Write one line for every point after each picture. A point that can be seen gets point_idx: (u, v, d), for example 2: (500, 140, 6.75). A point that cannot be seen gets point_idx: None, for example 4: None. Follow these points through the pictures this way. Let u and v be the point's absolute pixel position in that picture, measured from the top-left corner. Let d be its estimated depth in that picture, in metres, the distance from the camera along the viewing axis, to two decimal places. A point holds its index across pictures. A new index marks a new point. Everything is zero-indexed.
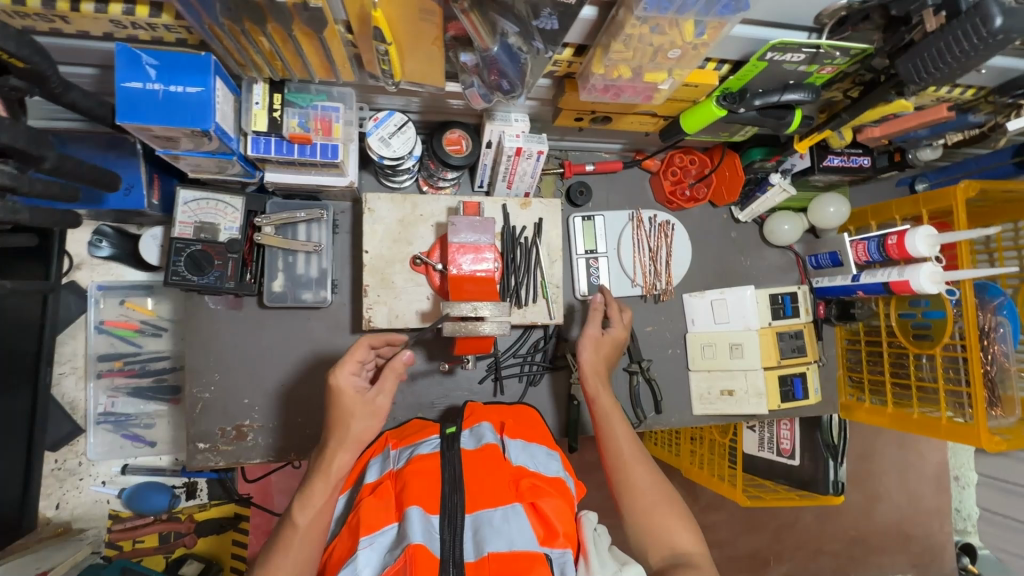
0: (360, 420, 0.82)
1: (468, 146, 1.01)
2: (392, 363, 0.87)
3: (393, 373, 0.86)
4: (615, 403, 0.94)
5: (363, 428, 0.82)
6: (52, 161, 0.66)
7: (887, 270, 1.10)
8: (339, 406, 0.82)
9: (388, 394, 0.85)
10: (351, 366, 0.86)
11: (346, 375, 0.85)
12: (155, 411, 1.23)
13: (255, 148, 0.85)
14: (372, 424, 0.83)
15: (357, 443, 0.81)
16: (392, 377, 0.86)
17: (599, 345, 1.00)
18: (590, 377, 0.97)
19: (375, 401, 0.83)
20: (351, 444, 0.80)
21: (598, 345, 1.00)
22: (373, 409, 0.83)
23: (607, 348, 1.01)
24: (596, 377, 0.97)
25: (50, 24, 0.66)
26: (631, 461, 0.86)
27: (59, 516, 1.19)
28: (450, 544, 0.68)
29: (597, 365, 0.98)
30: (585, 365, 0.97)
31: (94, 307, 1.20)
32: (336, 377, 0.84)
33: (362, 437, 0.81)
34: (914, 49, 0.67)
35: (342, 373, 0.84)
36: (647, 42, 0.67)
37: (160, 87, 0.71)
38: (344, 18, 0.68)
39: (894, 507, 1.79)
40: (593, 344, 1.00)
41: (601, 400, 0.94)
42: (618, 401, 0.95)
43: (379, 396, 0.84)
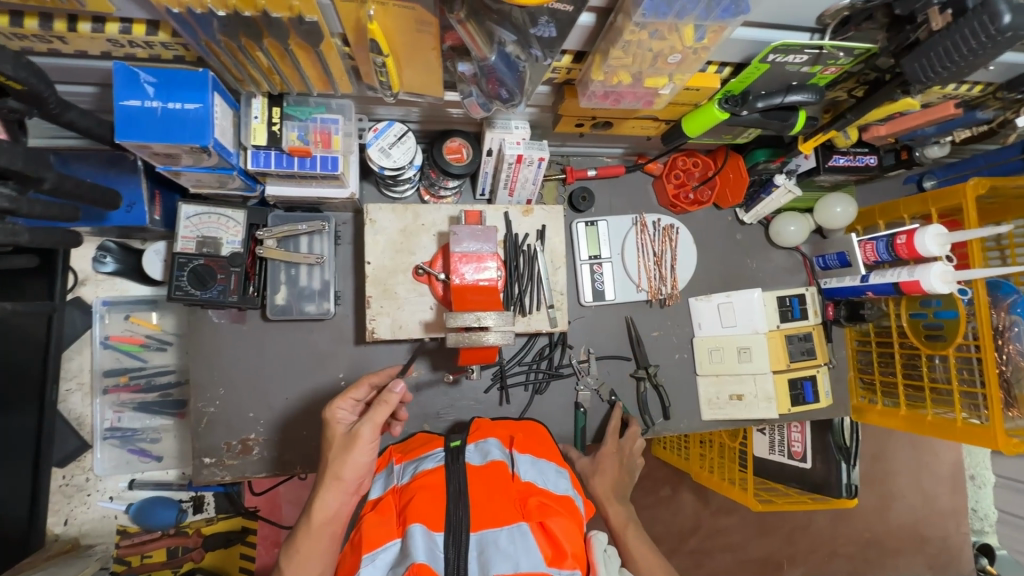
0: (336, 453, 0.76)
1: (468, 155, 1.00)
2: (384, 394, 0.77)
3: (382, 404, 0.76)
4: (626, 517, 0.98)
5: (348, 467, 0.75)
6: (52, 182, 0.66)
7: (896, 270, 1.09)
8: (330, 440, 0.80)
9: (369, 426, 0.75)
10: (344, 401, 0.83)
11: (340, 409, 0.83)
12: (160, 426, 1.22)
13: (255, 163, 0.84)
14: (347, 459, 0.75)
15: (333, 479, 0.75)
16: (381, 409, 0.76)
17: (601, 468, 1.04)
18: (603, 501, 1.01)
19: (359, 433, 0.75)
20: (328, 480, 0.75)
21: (598, 468, 1.05)
22: (350, 442, 0.75)
23: (607, 467, 1.05)
24: (609, 499, 1.00)
25: (48, 44, 0.66)
26: (648, 567, 0.89)
27: (67, 533, 1.19)
28: (455, 564, 0.68)
29: (602, 485, 1.02)
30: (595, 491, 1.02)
31: (99, 322, 1.20)
32: (330, 411, 0.82)
33: (338, 474, 0.75)
34: (919, 49, 0.66)
35: (331, 406, 0.82)
36: (646, 48, 0.66)
37: (158, 104, 0.71)
38: (341, 31, 0.68)
39: (909, 509, 1.76)
40: (595, 468, 1.04)
41: (613, 519, 0.98)
42: (629, 514, 0.98)
43: (359, 426, 0.76)
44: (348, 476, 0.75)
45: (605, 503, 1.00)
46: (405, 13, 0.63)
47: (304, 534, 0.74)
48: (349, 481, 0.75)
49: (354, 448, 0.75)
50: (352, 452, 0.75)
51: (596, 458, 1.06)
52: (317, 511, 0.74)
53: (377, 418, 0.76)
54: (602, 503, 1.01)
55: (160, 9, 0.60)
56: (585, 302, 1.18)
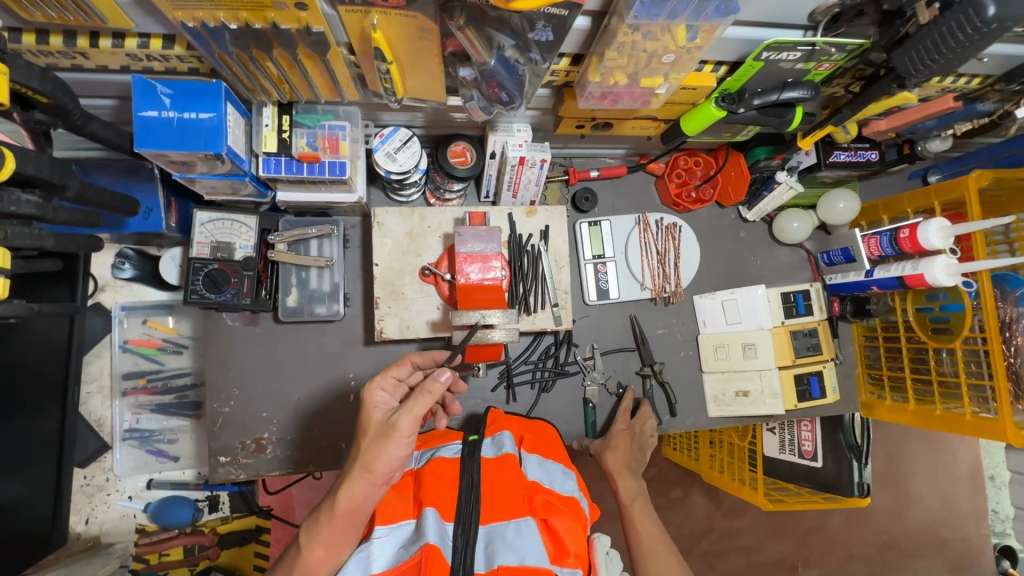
0: (372, 441, 0.75)
1: (471, 158, 1.03)
2: (426, 385, 0.74)
3: (424, 396, 0.74)
4: (637, 493, 1.01)
5: (380, 457, 0.73)
6: (75, 190, 0.70)
7: (901, 264, 1.09)
8: (366, 423, 0.80)
9: (409, 418, 0.74)
10: (383, 381, 0.84)
11: (378, 392, 0.83)
12: (177, 426, 1.27)
13: (266, 169, 0.87)
14: (382, 450, 0.73)
15: (365, 470, 0.73)
16: (422, 400, 0.74)
17: (614, 445, 1.07)
18: (615, 476, 1.04)
19: (397, 424, 0.74)
20: (358, 470, 0.74)
21: (616, 442, 1.08)
22: (388, 432, 0.74)
23: (623, 441, 1.09)
24: (621, 473, 1.04)
25: (71, 60, 0.70)
26: (653, 546, 0.91)
27: (88, 531, 1.23)
28: (463, 552, 0.69)
29: (615, 461, 1.05)
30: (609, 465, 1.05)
31: (118, 326, 1.24)
32: (368, 393, 0.83)
33: (370, 464, 0.73)
34: (909, 43, 0.67)
35: (371, 388, 0.83)
36: (640, 49, 0.68)
37: (174, 114, 0.74)
38: (346, 41, 0.71)
39: (927, 510, 1.73)
40: (608, 445, 1.08)
41: (623, 494, 1.01)
42: (642, 490, 1.02)
43: (398, 417, 0.74)
44: (380, 468, 0.73)
45: (618, 477, 1.04)
46: (407, 22, 0.65)
47: (326, 519, 0.75)
48: (380, 473, 0.74)
49: (391, 439, 0.74)
50: (387, 444, 0.74)
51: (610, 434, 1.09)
52: (344, 496, 0.74)
53: (418, 410, 0.74)
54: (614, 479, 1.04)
55: (175, 23, 0.63)
56: (589, 301, 1.20)
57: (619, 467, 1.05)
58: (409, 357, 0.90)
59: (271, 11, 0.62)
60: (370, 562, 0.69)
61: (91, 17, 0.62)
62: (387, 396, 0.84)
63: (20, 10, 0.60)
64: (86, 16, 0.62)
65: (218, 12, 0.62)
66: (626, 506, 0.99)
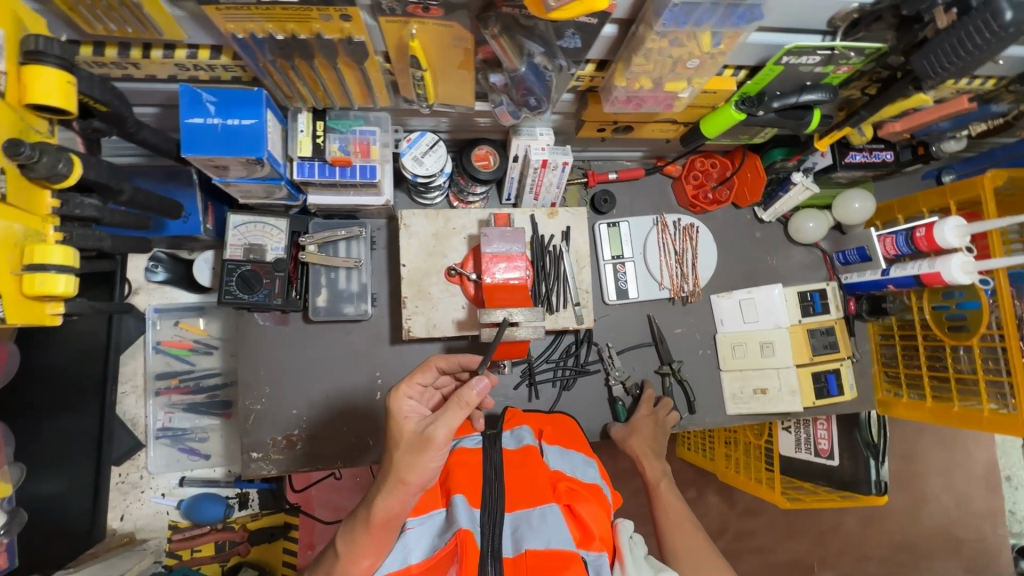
0: (405, 454, 0.72)
1: (495, 162, 1.06)
2: (461, 394, 0.72)
3: (460, 406, 0.72)
4: (662, 476, 1.06)
5: (413, 468, 0.71)
6: (128, 194, 0.74)
7: (917, 263, 1.11)
8: (394, 434, 0.75)
9: (444, 428, 0.72)
10: (409, 389, 0.80)
11: (406, 401, 0.79)
12: (208, 425, 1.31)
13: (300, 173, 0.91)
14: (417, 462, 0.71)
15: (399, 482, 0.71)
16: (457, 410, 0.72)
17: (636, 431, 1.12)
18: (640, 459, 1.10)
19: (432, 435, 0.71)
20: (393, 482, 0.72)
21: (640, 429, 1.12)
22: (423, 444, 0.71)
23: (647, 428, 1.13)
24: (646, 455, 1.09)
25: (123, 70, 0.74)
26: (679, 523, 0.95)
27: (124, 527, 1.26)
28: (492, 538, 0.71)
29: (638, 445, 1.10)
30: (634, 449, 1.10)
31: (151, 328, 1.28)
32: (393, 403, 0.78)
33: (405, 475, 0.71)
34: (927, 47, 0.70)
35: (398, 397, 0.78)
36: (666, 55, 0.71)
37: (218, 121, 0.78)
38: (383, 49, 0.74)
39: (943, 511, 1.73)
40: (630, 431, 1.12)
41: (649, 475, 1.07)
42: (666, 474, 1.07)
43: (433, 428, 0.72)
44: (415, 480, 0.71)
45: (642, 459, 1.09)
46: (442, 30, 0.69)
47: (362, 528, 0.73)
48: (415, 484, 0.72)
49: (426, 451, 0.71)
50: (423, 456, 0.71)
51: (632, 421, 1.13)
52: (378, 509, 0.72)
53: (454, 420, 0.72)
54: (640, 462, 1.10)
55: (225, 35, 0.66)
56: (608, 301, 1.22)
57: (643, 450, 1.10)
58: (433, 360, 0.87)
59: (316, 22, 0.66)
60: (406, 552, 0.72)
61: (148, 30, 0.65)
62: (416, 404, 0.79)
63: (83, 24, 0.64)
64: (145, 29, 0.65)
65: (266, 24, 0.65)
66: (652, 486, 1.05)
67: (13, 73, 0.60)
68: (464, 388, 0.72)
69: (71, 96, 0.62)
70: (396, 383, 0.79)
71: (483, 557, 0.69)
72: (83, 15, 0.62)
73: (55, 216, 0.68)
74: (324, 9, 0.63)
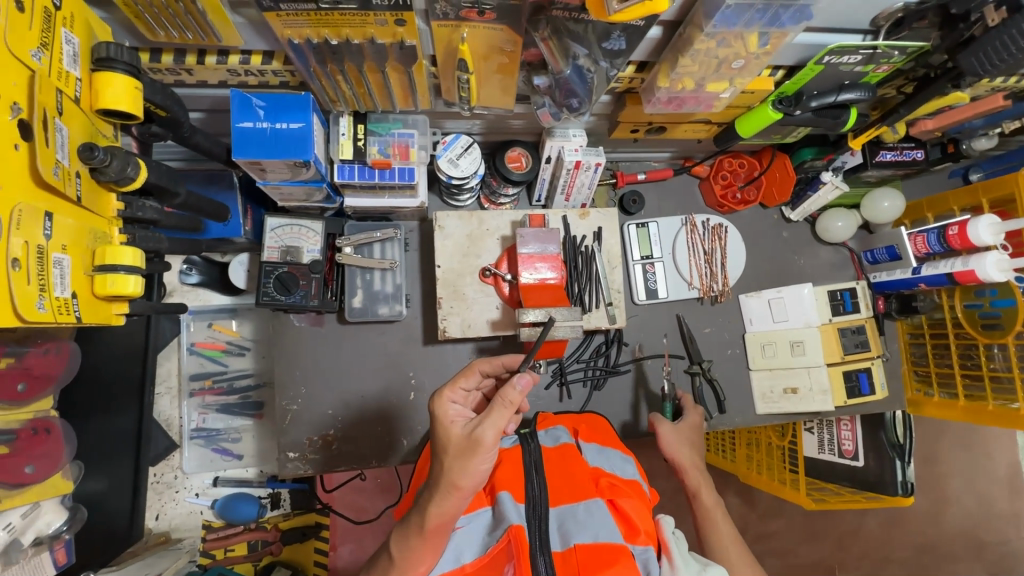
0: (456, 459, 0.69)
1: (528, 163, 1.07)
2: (505, 393, 0.71)
3: (505, 405, 0.71)
4: (716, 501, 0.97)
5: (463, 472, 0.69)
6: (182, 198, 0.76)
7: (949, 261, 1.10)
8: (439, 438, 0.73)
9: (493, 430, 0.69)
10: (452, 393, 0.78)
11: (450, 405, 0.77)
12: (241, 426, 1.33)
13: (340, 175, 0.92)
14: (468, 466, 0.69)
15: (452, 488, 0.69)
16: (504, 411, 0.70)
17: (684, 438, 1.04)
18: (685, 469, 1.01)
19: (481, 437, 0.69)
20: (446, 489, 0.69)
21: (681, 435, 1.05)
22: (473, 447, 0.69)
23: (689, 433, 1.06)
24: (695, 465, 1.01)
25: (177, 75, 0.75)
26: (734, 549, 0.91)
27: (159, 527, 1.28)
28: (540, 532, 0.72)
29: (684, 452, 1.02)
30: (680, 461, 1.02)
31: (185, 330, 1.31)
32: (436, 408, 0.76)
33: (457, 481, 0.68)
34: (975, 45, 0.70)
35: (442, 402, 0.76)
36: (712, 56, 0.72)
37: (267, 124, 0.79)
38: (431, 53, 0.75)
39: (965, 513, 1.71)
40: (677, 438, 1.04)
41: (703, 499, 0.97)
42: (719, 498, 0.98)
43: (481, 431, 0.69)
44: (468, 484, 0.69)
45: (688, 469, 1.01)
46: (491, 34, 0.70)
47: (415, 535, 0.72)
48: (467, 488, 0.69)
49: (476, 454, 0.69)
50: (474, 459, 0.69)
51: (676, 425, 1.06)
52: (431, 514, 0.70)
53: (501, 420, 0.70)
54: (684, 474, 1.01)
55: (281, 40, 0.68)
56: (638, 301, 1.23)
57: (691, 460, 1.02)
58: (478, 365, 0.85)
59: (371, 27, 0.67)
60: (459, 551, 0.74)
61: (208, 36, 0.66)
62: (460, 407, 0.78)
63: (147, 31, 0.65)
64: (204, 35, 0.66)
65: (321, 29, 0.67)
66: (706, 510, 0.96)
67: (87, 80, 0.62)
68: (505, 387, 0.72)
69: (138, 101, 0.64)
70: (439, 387, 0.78)
71: (533, 551, 0.69)
72: (147, 22, 0.64)
73: (119, 219, 0.70)
74: (380, 14, 0.64)
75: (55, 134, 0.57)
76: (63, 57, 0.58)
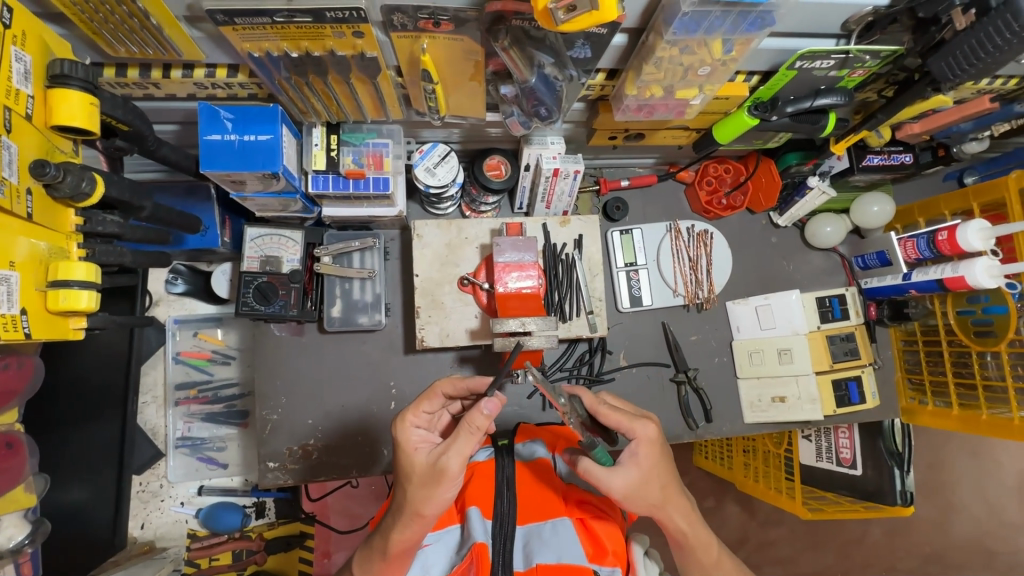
0: (420, 488, 0.68)
1: (507, 171, 1.06)
2: (471, 417, 0.67)
3: (471, 431, 0.67)
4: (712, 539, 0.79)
5: (425, 501, 0.68)
6: (149, 211, 0.80)
7: (940, 266, 1.08)
8: (403, 464, 0.72)
9: (458, 458, 0.67)
10: (416, 418, 0.76)
11: (413, 431, 0.75)
12: (226, 435, 1.34)
13: (315, 186, 0.92)
14: (433, 495, 0.68)
15: (415, 516, 0.68)
16: (471, 438, 0.67)
17: (646, 481, 0.72)
18: (659, 511, 0.74)
19: (446, 466, 0.67)
20: (409, 517, 0.69)
21: (645, 480, 0.72)
22: (437, 476, 0.67)
23: (655, 469, 0.73)
24: (669, 502, 0.74)
25: (145, 90, 0.76)
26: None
27: (144, 536, 1.30)
28: (504, 551, 0.70)
29: (652, 498, 0.73)
30: (648, 506, 0.73)
31: (171, 339, 1.32)
32: (399, 432, 0.74)
33: (420, 509, 0.68)
34: (944, 49, 0.69)
35: (405, 427, 0.74)
36: (677, 63, 0.71)
37: (236, 137, 0.80)
38: (395, 63, 0.75)
39: (973, 521, 1.65)
40: (637, 487, 0.71)
41: (690, 537, 0.78)
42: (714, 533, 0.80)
43: (446, 459, 0.67)
44: (431, 512, 0.68)
45: (661, 509, 0.74)
46: (453, 44, 0.70)
47: (378, 557, 0.72)
48: (431, 515, 0.69)
49: (440, 484, 0.68)
50: (438, 487, 0.68)
51: (632, 472, 0.71)
52: (394, 540, 0.70)
53: (466, 448, 0.68)
54: (658, 514, 0.75)
55: (242, 54, 0.68)
56: (622, 308, 1.21)
57: (663, 498, 0.74)
58: (439, 388, 0.80)
59: (330, 39, 0.67)
60: (425, 569, 0.75)
61: (168, 50, 0.67)
62: (424, 432, 0.75)
63: (107, 47, 0.67)
64: (164, 50, 0.68)
65: (282, 43, 0.67)
66: (702, 565, 0.80)
67: (40, 97, 0.65)
68: (472, 411, 0.67)
69: (94, 117, 0.67)
70: (401, 412, 0.76)
71: (494, 568, 0.69)
72: (105, 38, 0.65)
73: (78, 233, 0.73)
74: (338, 27, 0.64)
75: (1, 151, 0.60)
76: (13, 75, 0.60)
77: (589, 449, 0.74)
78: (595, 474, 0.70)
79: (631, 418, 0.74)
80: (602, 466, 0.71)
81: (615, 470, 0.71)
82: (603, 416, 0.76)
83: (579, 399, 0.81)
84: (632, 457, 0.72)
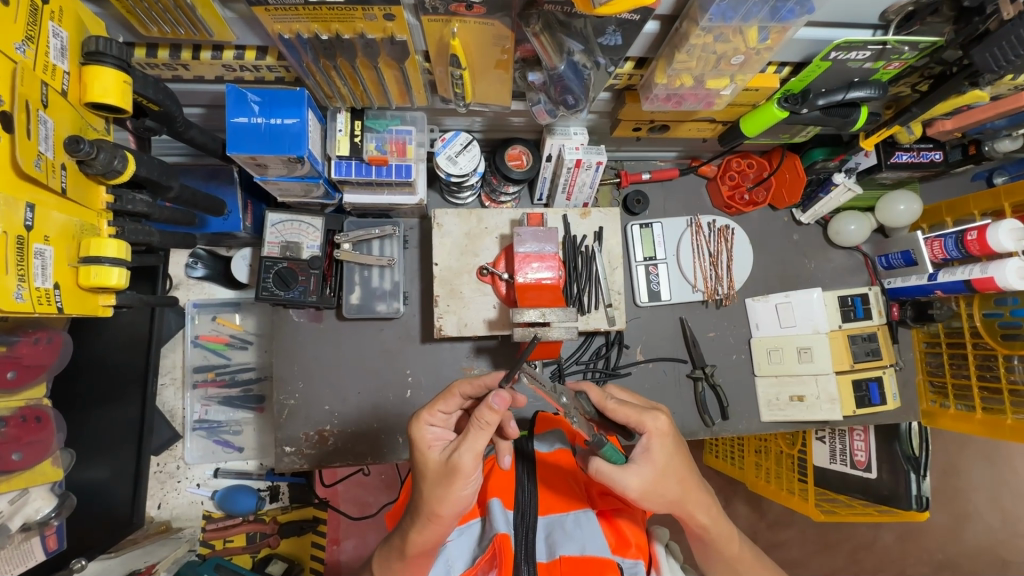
0: (435, 486, 0.69)
1: (528, 161, 1.05)
2: (478, 413, 0.67)
3: (481, 426, 0.67)
4: (735, 533, 0.79)
5: (437, 501, 0.68)
6: (175, 191, 0.81)
7: (967, 267, 1.05)
8: (418, 463, 0.73)
9: (471, 454, 0.68)
10: (431, 416, 0.75)
11: (428, 429, 0.74)
12: (242, 419, 1.38)
13: (338, 172, 0.92)
14: (448, 494, 0.68)
15: (432, 517, 0.69)
16: (480, 434, 0.68)
17: (661, 478, 0.71)
18: (679, 508, 0.74)
19: (459, 462, 0.67)
20: (425, 517, 0.69)
21: (661, 478, 0.71)
22: (451, 474, 0.68)
23: (674, 466, 0.72)
24: (688, 500, 0.73)
25: (174, 71, 0.77)
26: None
27: (160, 515, 1.33)
28: (527, 541, 0.71)
29: (670, 494, 0.72)
30: (666, 501, 0.72)
31: (190, 322, 1.36)
32: (415, 429, 0.74)
33: (437, 509, 0.68)
34: (989, 40, 0.68)
35: (420, 425, 0.74)
36: (710, 51, 0.70)
37: (262, 120, 0.80)
38: (424, 48, 0.75)
39: (987, 529, 1.62)
40: (653, 486, 0.70)
41: (713, 531, 0.77)
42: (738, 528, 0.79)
43: (459, 456, 0.68)
44: (448, 511, 0.69)
45: (680, 504, 0.73)
46: (483, 29, 0.68)
47: (397, 557, 0.74)
48: (449, 515, 0.69)
49: (455, 481, 0.68)
50: (452, 485, 0.68)
51: (654, 473, 0.70)
52: (414, 542, 0.71)
53: (479, 442, 0.68)
54: (679, 511, 0.74)
55: (272, 35, 0.68)
56: (641, 302, 1.20)
57: (680, 495, 0.73)
58: (456, 388, 0.76)
59: (360, 22, 0.66)
60: (448, 563, 0.75)
61: (199, 31, 0.68)
62: (440, 431, 0.75)
63: (140, 26, 0.67)
64: (196, 31, 0.68)
65: (312, 25, 0.67)
66: (723, 557, 0.80)
67: (75, 74, 0.66)
68: (481, 409, 0.66)
69: (127, 94, 0.68)
70: (416, 410, 0.75)
71: (518, 562, 0.69)
72: (139, 17, 0.65)
73: (108, 211, 0.74)
74: (368, 9, 0.64)
75: (38, 126, 0.61)
76: (50, 51, 0.62)
77: (598, 448, 0.71)
78: (609, 478, 0.69)
79: (640, 412, 0.72)
80: (615, 467, 0.69)
81: (629, 468, 0.70)
82: (612, 412, 0.75)
83: (584, 396, 0.81)
84: (645, 452, 0.71)
